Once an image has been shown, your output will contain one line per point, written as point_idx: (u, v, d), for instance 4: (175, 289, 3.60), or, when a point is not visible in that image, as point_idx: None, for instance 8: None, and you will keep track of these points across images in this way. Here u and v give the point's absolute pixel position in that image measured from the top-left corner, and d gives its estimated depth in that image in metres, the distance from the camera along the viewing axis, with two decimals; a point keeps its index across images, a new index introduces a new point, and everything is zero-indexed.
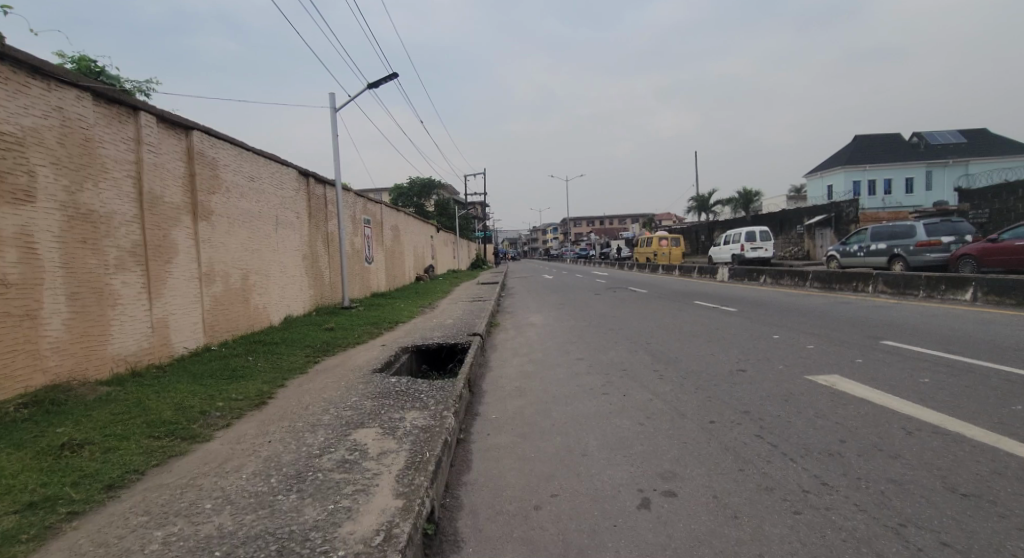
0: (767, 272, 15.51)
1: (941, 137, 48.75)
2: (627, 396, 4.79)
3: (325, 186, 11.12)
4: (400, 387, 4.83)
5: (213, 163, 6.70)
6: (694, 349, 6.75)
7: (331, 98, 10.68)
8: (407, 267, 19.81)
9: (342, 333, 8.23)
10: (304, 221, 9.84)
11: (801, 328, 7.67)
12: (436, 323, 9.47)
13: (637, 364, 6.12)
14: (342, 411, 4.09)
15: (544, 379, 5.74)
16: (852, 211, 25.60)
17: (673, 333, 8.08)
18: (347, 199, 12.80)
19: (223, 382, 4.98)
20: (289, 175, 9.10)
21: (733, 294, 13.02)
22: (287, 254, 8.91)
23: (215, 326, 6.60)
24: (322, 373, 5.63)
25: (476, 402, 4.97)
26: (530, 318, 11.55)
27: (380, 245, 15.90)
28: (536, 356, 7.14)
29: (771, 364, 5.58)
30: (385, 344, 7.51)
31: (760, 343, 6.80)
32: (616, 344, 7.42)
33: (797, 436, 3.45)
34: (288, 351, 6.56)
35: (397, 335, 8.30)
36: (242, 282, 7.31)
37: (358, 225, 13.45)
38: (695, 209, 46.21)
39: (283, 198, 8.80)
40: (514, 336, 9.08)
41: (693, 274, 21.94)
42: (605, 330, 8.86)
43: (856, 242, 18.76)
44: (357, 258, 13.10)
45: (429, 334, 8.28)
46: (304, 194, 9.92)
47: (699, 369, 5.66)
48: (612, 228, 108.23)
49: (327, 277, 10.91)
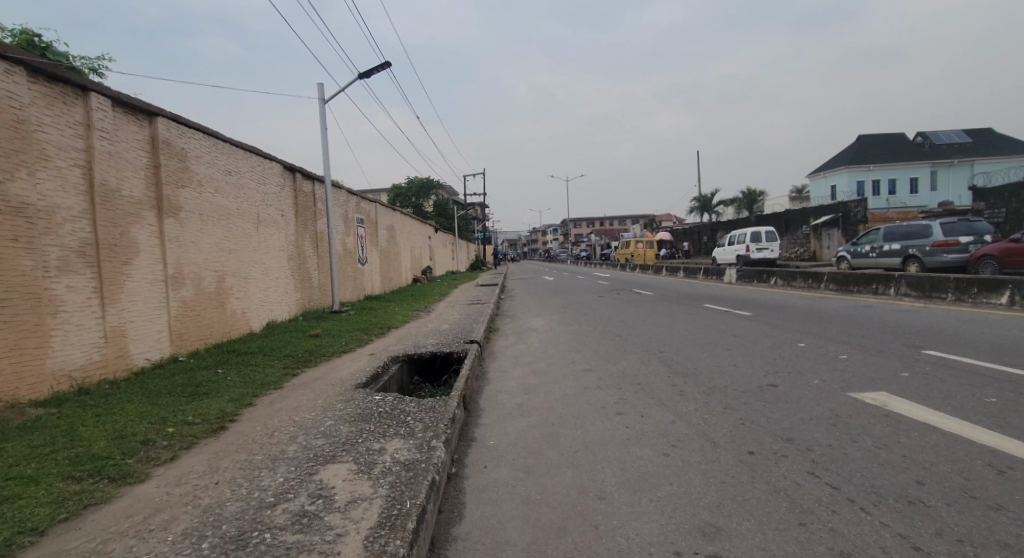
0: (778, 274, 14.89)
1: (946, 136, 48.21)
2: (645, 418, 4.16)
3: (314, 182, 10.51)
4: (384, 407, 4.20)
5: (182, 153, 6.09)
6: (713, 359, 6.12)
7: (319, 89, 10.06)
8: (404, 268, 19.19)
9: (328, 340, 7.60)
10: (290, 219, 9.22)
11: (829, 336, 7.03)
12: (430, 329, 8.83)
13: (651, 376, 5.48)
14: (313, 440, 3.45)
15: (549, 395, 5.12)
16: (860, 211, 25.01)
17: (687, 340, 7.45)
18: (339, 197, 12.19)
19: (182, 401, 4.34)
20: (273, 170, 8.49)
21: (745, 297, 12.39)
22: (270, 256, 8.29)
23: (184, 335, 5.98)
24: (298, 389, 4.99)
25: (472, 423, 4.34)
26: (531, 323, 10.92)
27: (375, 246, 15.28)
28: (538, 366, 6.52)
29: (805, 378, 4.95)
30: (374, 353, 6.88)
31: (786, 352, 6.16)
32: (626, 353, 6.80)
33: (863, 476, 2.82)
34: (264, 362, 5.93)
35: (388, 343, 7.66)
36: (216, 286, 6.69)
37: (351, 225, 12.84)
38: (698, 210, 45.61)
39: (265, 194, 8.18)
40: (514, 343, 8.46)
41: (698, 276, 21.31)
42: (612, 337, 8.22)
43: (867, 243, 18.13)
44: (349, 259, 12.48)
45: (422, 341, 7.65)
46: (290, 191, 9.29)
47: (723, 384, 5.02)
48: (612, 229, 107.65)
49: (316, 279, 10.29)
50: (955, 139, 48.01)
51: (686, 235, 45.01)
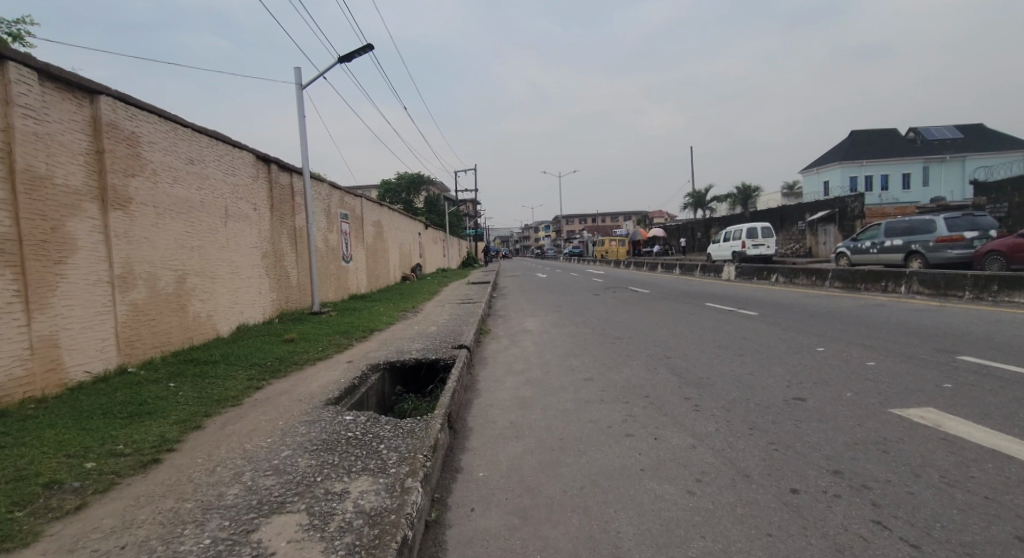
0: (779, 271, 14.42)
1: (937, 133, 48.29)
2: (660, 442, 3.57)
3: (292, 175, 9.79)
4: (354, 431, 3.58)
5: (132, 138, 5.38)
6: (725, 365, 5.55)
7: (297, 73, 9.33)
8: (391, 266, 18.50)
9: (303, 346, 6.95)
10: (264, 214, 8.52)
11: (847, 338, 6.50)
12: (416, 332, 8.20)
13: (660, 388, 4.90)
14: (260, 479, 2.82)
15: (546, 410, 4.52)
16: (857, 206, 24.69)
17: (694, 343, 6.88)
18: (320, 191, 11.47)
19: (115, 425, 3.67)
20: (243, 159, 7.78)
21: (748, 295, 11.89)
22: (240, 253, 7.59)
23: (135, 342, 5.29)
24: (259, 407, 4.35)
25: (458, 448, 3.73)
26: (525, 323, 10.33)
27: (361, 243, 14.57)
28: (533, 375, 5.92)
29: (834, 389, 4.40)
30: (352, 360, 6.24)
31: (805, 358, 5.62)
32: (630, 360, 6.22)
33: (946, 529, 2.25)
34: (226, 373, 5.28)
35: (369, 348, 7.02)
36: (176, 286, 6.01)
37: (333, 220, 12.13)
38: (691, 206, 45.21)
39: (234, 186, 7.47)
40: (507, 347, 7.86)
41: (695, 273, 20.85)
42: (611, 341, 7.63)
43: (868, 239, 17.73)
44: (331, 257, 11.78)
45: (407, 346, 7.01)
46: (264, 183, 8.58)
47: (743, 397, 4.46)
48: (605, 226, 107.32)
49: (294, 278, 9.60)
50: (947, 135, 48.09)
51: (681, 231, 44.66)
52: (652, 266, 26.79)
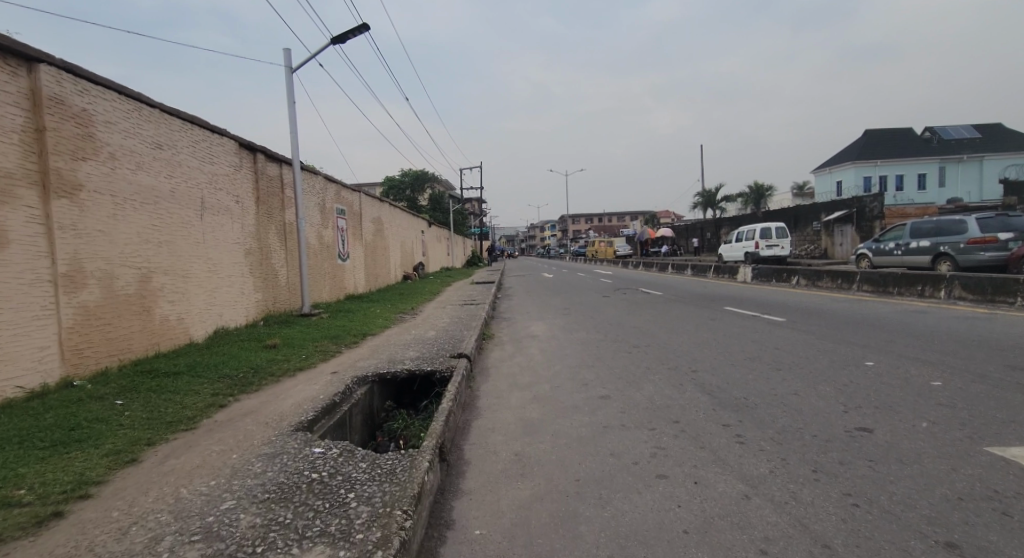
0: (800, 273, 13.63)
1: (954, 132, 47.12)
2: (703, 489, 2.84)
3: (282, 166, 9.11)
4: (321, 471, 2.86)
5: (84, 116, 4.71)
6: (764, 383, 4.80)
7: (286, 55, 8.65)
8: (393, 265, 17.86)
9: (285, 353, 6.26)
10: (248, 207, 7.84)
11: (898, 350, 5.72)
12: (413, 338, 7.49)
13: (691, 411, 4.15)
14: (180, 550, 2.10)
15: (558, 439, 3.79)
16: (876, 206, 23.81)
17: (722, 355, 6.13)
18: (313, 185, 10.81)
19: (30, 458, 2.99)
20: (223, 147, 7.10)
21: (770, 298, 11.12)
22: (219, 250, 6.91)
23: (85, 351, 4.62)
24: (216, 433, 3.64)
25: (450, 492, 3.01)
26: (531, 328, 9.61)
27: (359, 241, 13.90)
28: (541, 390, 5.18)
29: (904, 416, 3.65)
30: (337, 371, 5.54)
31: (856, 374, 4.85)
32: (651, 374, 5.48)
33: None
34: (187, 387, 4.57)
35: (358, 356, 6.31)
36: (139, 287, 5.34)
37: (328, 216, 11.46)
38: (701, 206, 44.30)
39: (212, 175, 6.80)
40: (512, 355, 7.15)
41: (708, 275, 20.05)
42: (627, 350, 6.88)
43: (892, 240, 16.85)
44: (326, 254, 11.11)
45: (400, 355, 6.32)
46: (249, 173, 7.91)
47: (794, 424, 3.71)
48: (611, 226, 106.34)
49: (283, 277, 8.93)
50: (964, 135, 46.89)
51: (690, 231, 43.75)
52: (662, 267, 25.98)
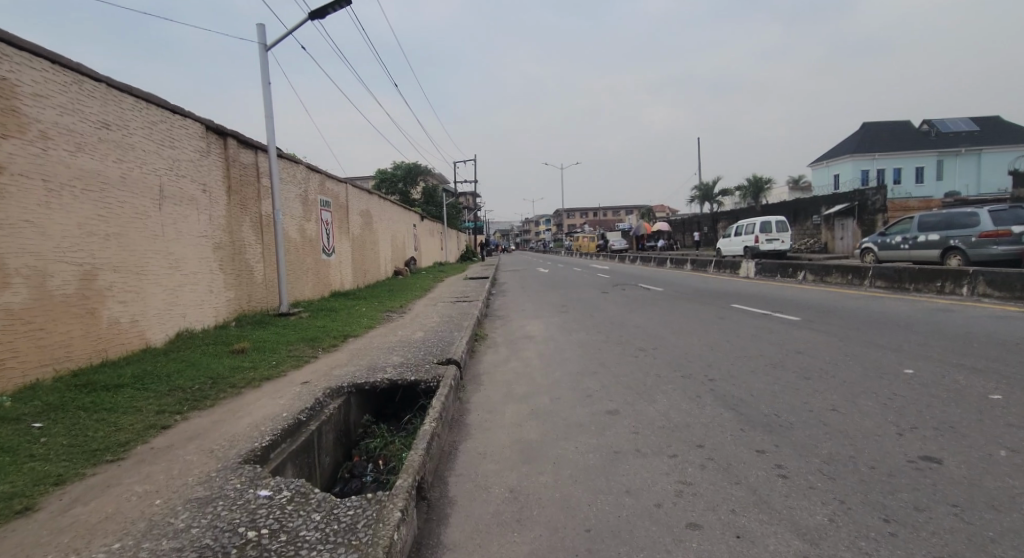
0: (807, 268, 13.09)
1: (952, 126, 46.83)
2: (748, 546, 2.24)
3: (258, 152, 8.39)
4: (261, 527, 2.22)
5: (6, 87, 4.01)
6: (794, 395, 4.21)
7: (261, 31, 7.91)
8: (382, 259, 17.17)
9: (253, 358, 5.60)
10: (217, 197, 7.14)
11: (935, 354, 5.16)
12: (398, 341, 6.85)
13: (717, 432, 3.55)
14: None
15: (562, 469, 3.17)
16: (879, 199, 23.34)
17: (738, 359, 5.55)
18: (295, 174, 10.10)
19: None
20: (187, 129, 6.39)
21: (779, 295, 10.57)
22: (182, 244, 6.22)
23: (8, 362, 3.94)
24: (146, 466, 2.98)
25: (429, 549, 2.38)
26: (526, 327, 8.99)
27: (345, 234, 13.21)
28: (540, 403, 4.57)
29: (974, 441, 3.07)
30: (309, 380, 4.89)
31: (898, 385, 4.27)
32: (662, 383, 4.89)
33: None
34: (128, 403, 3.91)
35: (335, 363, 5.66)
36: (81, 286, 4.65)
37: (311, 208, 10.76)
38: (698, 199, 43.74)
39: (174, 161, 6.10)
40: (507, 359, 6.54)
41: (709, 269, 19.51)
42: (632, 354, 6.28)
43: (899, 234, 16.36)
44: (308, 248, 10.42)
45: (382, 361, 5.69)
46: (218, 160, 7.20)
47: (842, 450, 3.11)
48: (606, 220, 105.79)
49: (259, 274, 8.25)
50: (962, 128, 46.60)
51: (687, 225, 43.26)
52: (660, 262, 25.44)
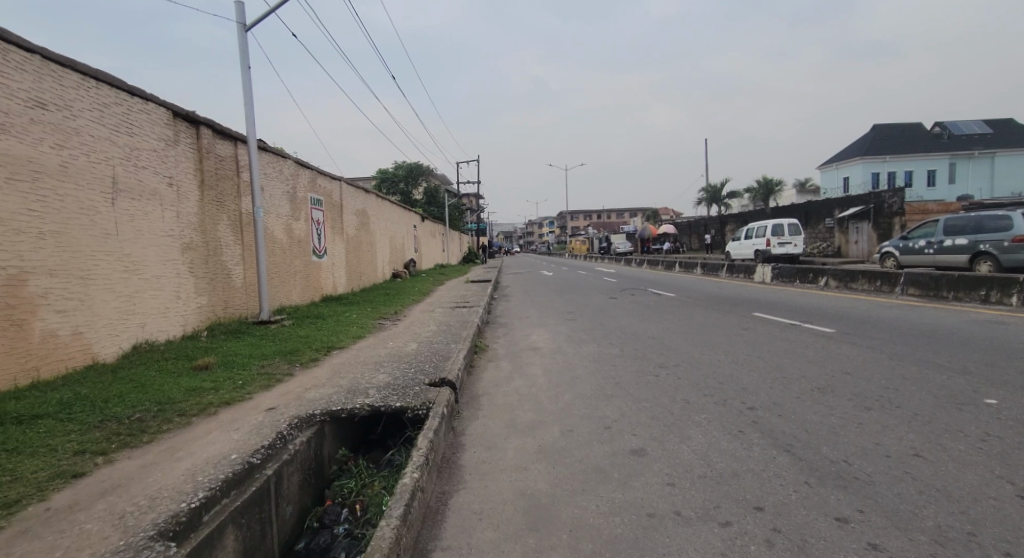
0: (830, 274, 12.28)
1: (964, 127, 45.90)
2: None
3: (238, 144, 7.68)
4: None
5: None
6: (861, 433, 3.43)
7: (240, 10, 7.20)
8: (379, 261, 16.44)
9: (217, 377, 4.86)
10: (187, 192, 6.42)
11: (1014, 379, 4.38)
12: (387, 355, 6.10)
13: (777, 488, 2.77)
14: None
15: (580, 543, 2.40)
16: (896, 202, 22.51)
17: (779, 382, 4.77)
18: (282, 170, 9.38)
19: None
20: (148, 114, 5.66)
21: (805, 303, 9.77)
22: (141, 244, 5.49)
23: None
24: (25, 539, 2.22)
25: None
26: (531, 337, 8.23)
27: (339, 235, 12.50)
28: (548, 438, 3.80)
29: None
30: (276, 406, 4.14)
31: (989, 422, 3.47)
32: (693, 413, 4.11)
33: None
34: (41, 440, 3.16)
35: (312, 382, 4.92)
36: (3, 293, 3.92)
37: (299, 206, 10.04)
38: (705, 202, 42.93)
39: (132, 150, 5.38)
40: (509, 377, 5.78)
41: (720, 273, 18.74)
42: (652, 372, 5.50)
43: (922, 237, 15.53)
44: (296, 250, 9.69)
45: (365, 380, 4.93)
46: (189, 150, 6.48)
47: (955, 520, 2.33)
48: (609, 222, 104.99)
49: (237, 278, 7.51)
50: (975, 130, 45.66)
51: (694, 228, 42.44)
52: (668, 265, 24.66)
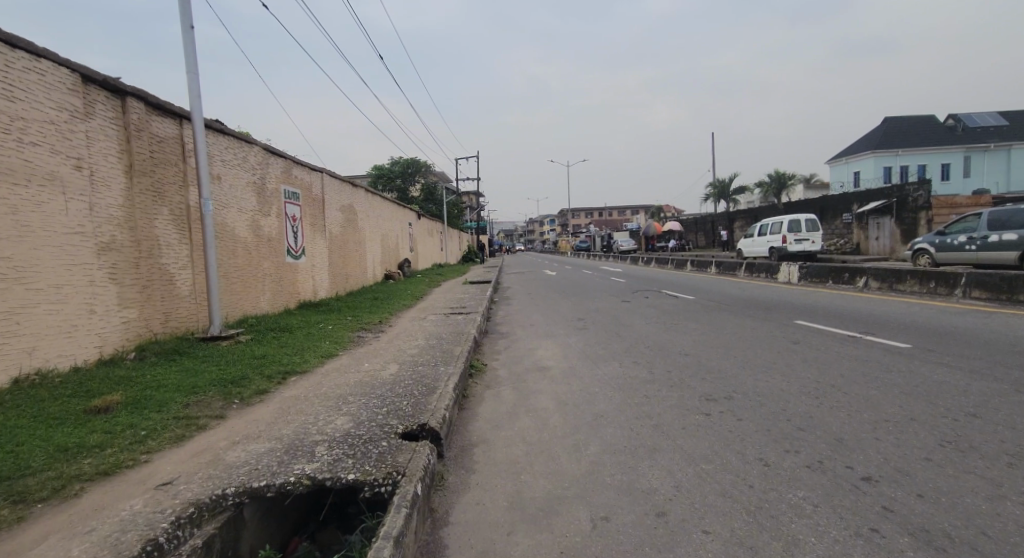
0: (872, 274, 10.97)
1: (979, 119, 44.51)
2: None
3: (183, 123, 6.37)
4: None
5: None
6: None
7: None
8: (370, 262, 15.16)
9: (114, 424, 3.55)
10: (108, 177, 5.10)
11: None
12: (357, 385, 4.78)
13: None
14: None
15: None
16: (922, 195, 21.21)
17: (885, 429, 3.46)
18: (247, 157, 8.08)
19: None
20: (41, 74, 4.34)
21: (853, 309, 8.47)
22: (28, 242, 4.15)
23: None
24: None
25: None
26: (537, 354, 6.92)
27: (320, 234, 11.19)
28: (573, 537, 2.48)
29: None
30: (173, 480, 2.82)
31: None
32: (783, 488, 2.79)
33: None
34: None
35: (245, 432, 3.60)
36: None
37: (270, 200, 8.74)
38: (712, 198, 41.55)
39: (14, 120, 4.07)
40: (512, 414, 4.47)
41: (738, 273, 17.36)
42: (699, 410, 4.18)
43: (962, 233, 14.19)
44: (264, 250, 8.38)
45: (317, 429, 3.61)
46: (111, 126, 5.16)
47: None
48: (611, 220, 103.58)
49: (181, 284, 6.19)
50: (990, 122, 44.25)
51: (701, 225, 41.10)
52: (678, 264, 23.29)
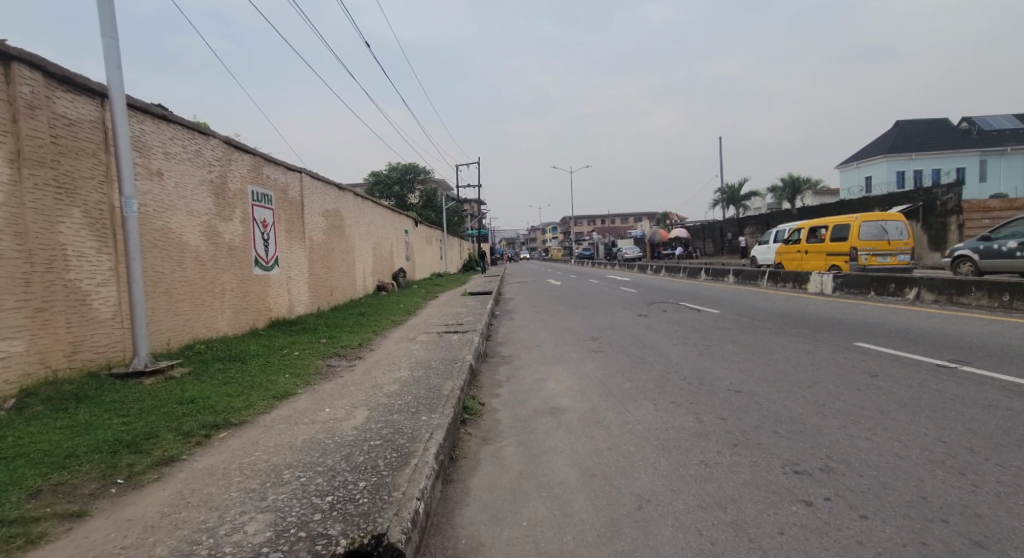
0: (926, 285, 9.65)
1: (994, 123, 43.21)
2: None
3: (102, 104, 5.11)
4: None
5: None
6: None
7: None
8: (358, 273, 13.85)
9: None
10: None
11: None
12: (303, 449, 3.45)
13: None
14: None
15: None
16: (951, 199, 19.91)
17: None
18: (202, 151, 6.83)
19: None
20: None
21: (923, 329, 7.10)
22: None
23: None
24: None
25: None
26: (547, 388, 5.57)
27: (299, 242, 9.93)
28: None
29: None
30: None
31: None
32: None
33: None
34: None
35: (98, 551, 2.26)
36: None
37: (232, 201, 7.47)
38: (721, 204, 40.28)
39: None
40: (518, 496, 3.12)
41: (759, 282, 16.02)
42: (794, 496, 2.83)
43: (1013, 238, 12.91)
44: (222, 261, 7.09)
45: (210, 547, 2.27)
46: None
47: None
48: (614, 228, 102.35)
49: (97, 305, 4.90)
50: (1006, 125, 42.93)
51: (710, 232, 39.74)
52: (691, 272, 21.94)
